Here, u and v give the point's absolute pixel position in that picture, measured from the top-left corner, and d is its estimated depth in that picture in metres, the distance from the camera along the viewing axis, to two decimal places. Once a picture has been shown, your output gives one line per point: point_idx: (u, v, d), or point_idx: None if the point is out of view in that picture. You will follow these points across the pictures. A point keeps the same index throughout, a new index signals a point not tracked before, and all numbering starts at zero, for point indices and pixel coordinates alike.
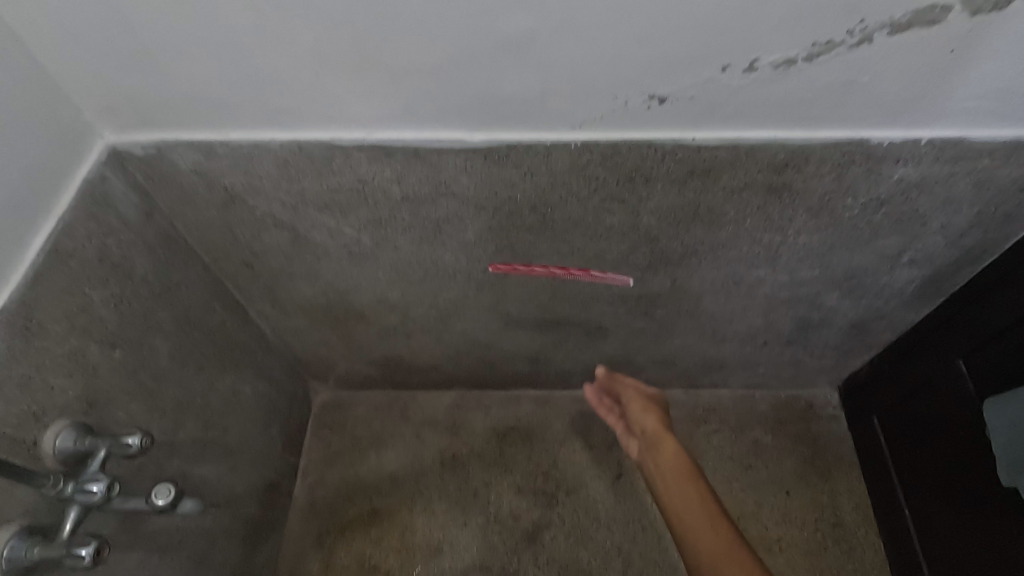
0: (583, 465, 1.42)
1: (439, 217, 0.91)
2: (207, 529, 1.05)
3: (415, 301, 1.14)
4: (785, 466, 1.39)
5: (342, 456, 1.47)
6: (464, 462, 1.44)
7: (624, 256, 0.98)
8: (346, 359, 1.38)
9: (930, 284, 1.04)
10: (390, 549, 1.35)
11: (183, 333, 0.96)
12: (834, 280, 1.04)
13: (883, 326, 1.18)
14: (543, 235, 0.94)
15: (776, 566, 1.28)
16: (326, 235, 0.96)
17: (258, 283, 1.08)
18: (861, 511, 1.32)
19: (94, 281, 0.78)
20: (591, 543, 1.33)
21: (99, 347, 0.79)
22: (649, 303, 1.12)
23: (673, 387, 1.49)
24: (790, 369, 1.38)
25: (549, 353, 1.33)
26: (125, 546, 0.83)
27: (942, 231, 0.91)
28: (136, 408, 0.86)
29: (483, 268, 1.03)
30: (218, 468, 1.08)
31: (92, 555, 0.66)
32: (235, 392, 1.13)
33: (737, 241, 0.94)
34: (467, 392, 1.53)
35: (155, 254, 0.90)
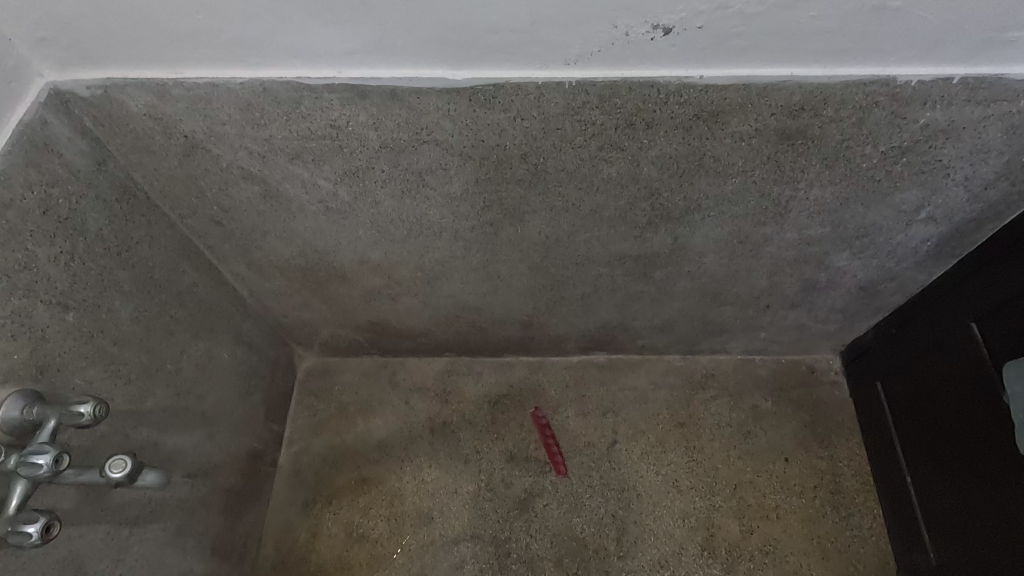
0: (577, 432, 1.38)
1: (422, 167, 0.83)
2: (183, 499, 1.01)
3: (399, 262, 1.07)
4: (784, 432, 1.35)
5: (328, 423, 1.43)
6: (455, 429, 1.40)
7: (622, 212, 0.92)
8: (330, 323, 1.32)
9: (946, 242, 0.98)
10: (379, 517, 1.31)
11: (147, 295, 0.90)
12: (845, 239, 0.98)
13: (892, 288, 1.12)
14: (534, 189, 0.87)
15: (773, 533, 1.25)
16: (299, 189, 0.88)
17: (230, 242, 1.01)
18: (862, 478, 1.29)
19: (38, 236, 0.71)
20: (585, 511, 1.29)
21: (48, 309, 0.72)
22: (648, 264, 1.06)
23: (670, 353, 1.44)
24: (792, 333, 1.33)
25: (542, 317, 1.27)
26: (89, 518, 0.78)
27: (965, 184, 0.84)
28: (96, 374, 0.80)
29: (470, 226, 0.96)
30: (193, 437, 1.03)
31: (39, 532, 0.59)
32: (211, 358, 1.07)
33: (745, 196, 0.87)
34: (458, 358, 1.48)
35: (111, 208, 0.82)
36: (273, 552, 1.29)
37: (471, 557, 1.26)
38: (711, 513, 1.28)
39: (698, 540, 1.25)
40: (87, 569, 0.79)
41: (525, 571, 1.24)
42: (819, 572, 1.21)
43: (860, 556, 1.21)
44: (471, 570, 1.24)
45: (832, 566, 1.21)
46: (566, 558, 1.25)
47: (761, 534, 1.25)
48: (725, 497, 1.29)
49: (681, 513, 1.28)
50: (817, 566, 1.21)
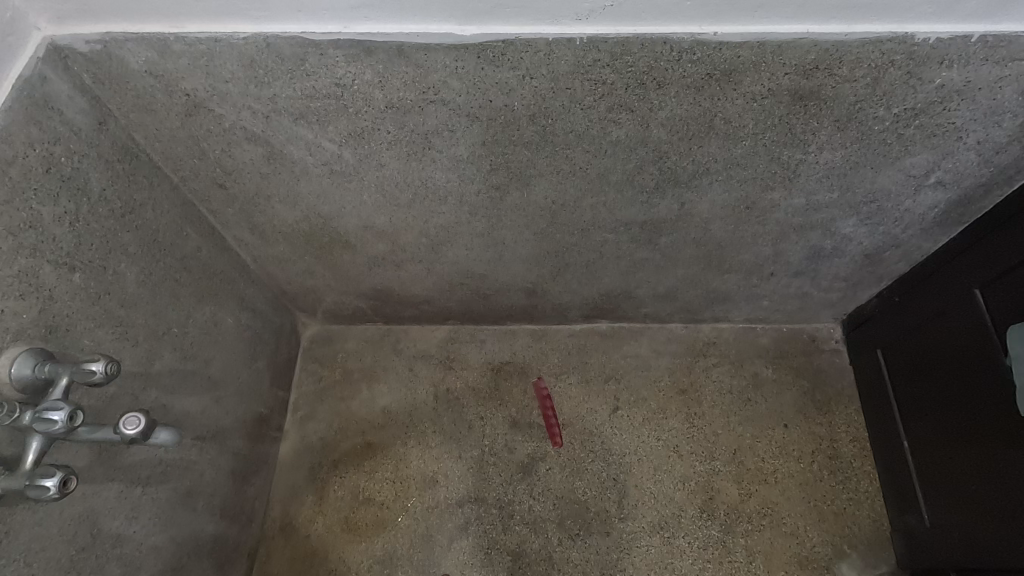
0: (579, 399, 1.40)
1: (428, 129, 0.82)
2: (193, 461, 1.02)
3: (404, 228, 1.06)
4: (784, 399, 1.37)
5: (333, 390, 1.44)
6: (458, 395, 1.41)
7: (629, 177, 0.91)
8: (333, 291, 1.32)
9: (954, 209, 0.98)
10: (384, 481, 1.33)
11: (152, 258, 0.89)
12: (853, 205, 0.97)
13: (896, 256, 1.12)
14: (542, 151, 0.85)
15: (771, 496, 1.28)
16: (303, 150, 0.87)
17: (234, 206, 1.00)
18: (859, 443, 1.31)
19: (43, 195, 0.70)
20: (586, 475, 1.32)
21: (54, 269, 0.72)
22: (653, 230, 1.06)
23: (673, 321, 1.45)
24: (794, 302, 1.33)
25: (546, 284, 1.27)
26: (102, 477, 0.80)
27: (977, 148, 0.84)
28: (104, 336, 0.80)
29: (476, 191, 0.95)
30: (201, 400, 1.04)
31: (56, 486, 0.60)
32: (216, 323, 1.08)
33: (754, 160, 0.87)
34: (461, 327, 1.49)
35: (113, 168, 0.81)
36: (281, 514, 1.32)
37: (475, 519, 1.28)
38: (710, 477, 1.30)
39: (698, 503, 1.28)
40: (102, 525, 0.81)
41: (528, 532, 1.27)
42: (815, 533, 1.24)
43: (856, 519, 1.24)
44: (476, 531, 1.27)
45: (827, 528, 1.24)
46: (568, 520, 1.27)
47: (760, 497, 1.27)
48: (725, 462, 1.31)
49: (681, 477, 1.30)
50: (813, 528, 1.24)
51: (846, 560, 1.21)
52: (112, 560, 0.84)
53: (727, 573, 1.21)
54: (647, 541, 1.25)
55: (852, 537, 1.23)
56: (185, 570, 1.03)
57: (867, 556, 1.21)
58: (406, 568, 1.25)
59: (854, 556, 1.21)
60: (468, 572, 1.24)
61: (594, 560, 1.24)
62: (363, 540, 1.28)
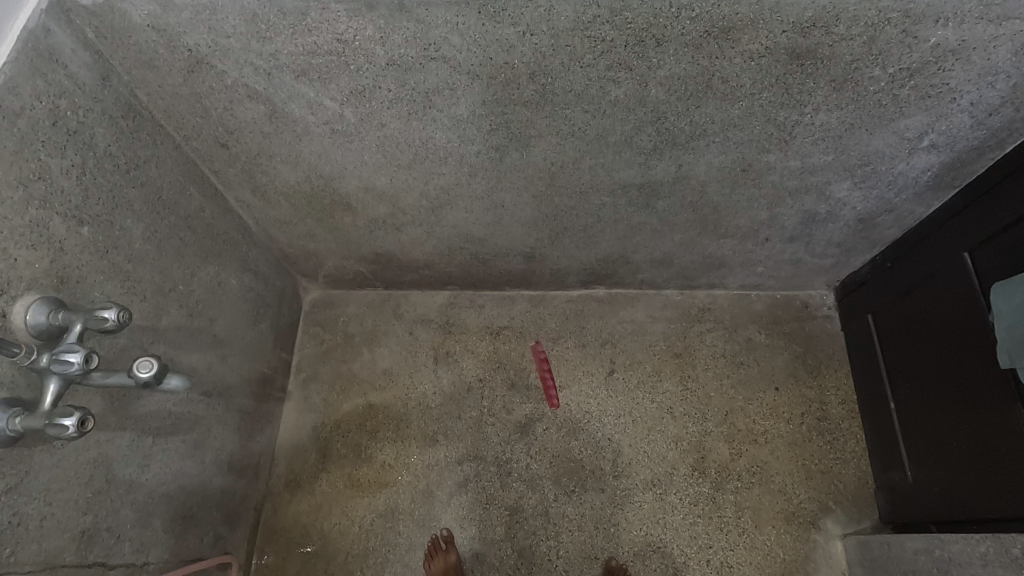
0: (576, 362, 1.43)
1: (429, 87, 0.82)
2: (200, 415, 1.06)
3: (404, 190, 1.07)
4: (776, 363, 1.40)
5: (334, 353, 1.47)
6: (458, 358, 1.44)
7: (627, 138, 0.92)
8: (334, 254, 1.33)
9: (946, 173, 0.99)
10: (385, 440, 1.37)
11: (157, 216, 0.91)
12: (847, 167, 0.98)
13: (889, 221, 1.14)
14: (541, 111, 0.86)
15: (761, 455, 1.32)
16: (304, 109, 0.87)
17: (236, 166, 1.01)
18: (848, 405, 1.35)
19: (50, 148, 0.71)
20: (583, 435, 1.35)
21: (63, 222, 0.74)
22: (651, 193, 1.07)
23: (669, 288, 1.47)
24: (788, 268, 1.35)
25: (545, 249, 1.29)
26: (114, 425, 0.83)
27: (970, 110, 0.84)
28: (113, 289, 0.83)
29: (476, 151, 0.96)
30: (207, 357, 1.07)
31: (75, 425, 0.63)
32: (220, 283, 1.10)
33: (750, 121, 0.88)
34: (460, 292, 1.51)
35: (117, 124, 0.82)
36: (285, 471, 1.36)
37: (474, 476, 1.33)
38: (702, 437, 1.34)
39: (690, 461, 1.32)
40: (115, 471, 0.85)
41: (525, 489, 1.31)
42: (802, 490, 1.28)
43: (841, 476, 1.29)
44: (474, 488, 1.32)
45: (814, 485, 1.29)
46: (564, 477, 1.32)
47: (750, 456, 1.32)
48: (717, 423, 1.35)
49: (674, 437, 1.34)
50: (801, 485, 1.29)
51: (830, 515, 1.26)
52: (126, 505, 0.88)
53: (715, 527, 1.26)
54: (639, 497, 1.29)
55: (837, 494, 1.28)
56: (195, 519, 1.07)
57: (851, 512, 1.26)
58: (407, 522, 1.29)
59: (838, 512, 1.26)
60: (466, 526, 1.29)
61: (588, 515, 1.28)
62: (365, 496, 1.32)
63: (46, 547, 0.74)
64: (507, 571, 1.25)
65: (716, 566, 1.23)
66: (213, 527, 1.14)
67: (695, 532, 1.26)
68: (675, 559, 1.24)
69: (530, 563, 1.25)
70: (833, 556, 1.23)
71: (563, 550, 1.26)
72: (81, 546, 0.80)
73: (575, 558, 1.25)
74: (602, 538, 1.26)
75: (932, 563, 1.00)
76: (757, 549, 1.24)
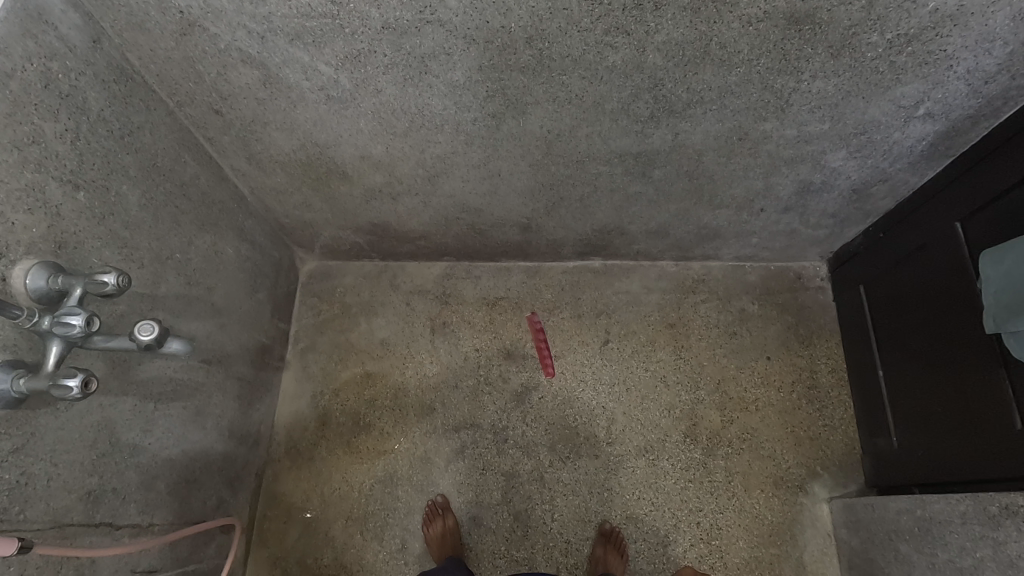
0: (571, 333, 1.44)
1: (425, 52, 0.81)
2: (201, 382, 1.07)
3: (400, 158, 1.07)
4: (768, 333, 1.42)
5: (332, 323, 1.48)
6: (455, 328, 1.46)
7: (624, 105, 0.92)
8: (331, 225, 1.33)
9: (940, 142, 0.99)
10: (384, 408, 1.39)
11: (152, 182, 0.91)
12: (843, 136, 0.98)
13: (883, 192, 1.15)
14: (537, 77, 0.86)
15: (751, 422, 1.35)
16: (299, 74, 0.86)
17: (230, 133, 1.00)
18: (838, 374, 1.38)
19: (43, 111, 0.71)
20: (577, 403, 1.38)
21: (59, 187, 0.74)
22: (647, 162, 1.07)
23: (664, 259, 1.48)
24: (782, 239, 1.36)
25: (541, 219, 1.29)
26: (116, 389, 0.85)
27: (966, 77, 0.84)
28: (111, 256, 0.83)
29: (472, 119, 0.96)
30: (206, 325, 1.08)
31: (79, 387, 0.64)
32: (216, 252, 1.10)
33: (748, 88, 0.87)
34: (457, 264, 1.52)
35: (109, 88, 0.81)
36: (285, 439, 1.38)
37: (471, 443, 1.35)
38: (695, 405, 1.37)
39: (682, 429, 1.35)
40: (119, 434, 0.86)
41: (521, 455, 1.34)
42: (791, 456, 1.32)
43: (829, 443, 1.32)
44: (471, 455, 1.34)
45: (803, 451, 1.32)
46: (559, 444, 1.34)
47: (741, 423, 1.35)
48: (709, 391, 1.38)
49: (667, 405, 1.37)
50: (790, 451, 1.32)
51: (818, 480, 1.30)
52: (130, 467, 0.90)
53: (706, 492, 1.29)
54: (633, 463, 1.32)
55: (825, 459, 1.31)
56: (198, 483, 1.09)
57: (838, 476, 1.30)
58: (405, 487, 1.32)
59: (825, 476, 1.30)
60: (463, 491, 1.32)
61: (583, 480, 1.31)
62: (364, 462, 1.35)
63: (55, 506, 0.76)
64: (503, 534, 1.28)
65: (706, 528, 1.27)
66: (216, 492, 1.17)
67: (686, 496, 1.29)
68: (667, 522, 1.28)
69: (526, 525, 1.28)
70: (819, 518, 1.27)
71: (557, 514, 1.29)
72: (88, 505, 0.82)
73: (569, 521, 1.28)
74: (596, 502, 1.29)
75: (914, 522, 1.04)
76: (746, 512, 1.28)
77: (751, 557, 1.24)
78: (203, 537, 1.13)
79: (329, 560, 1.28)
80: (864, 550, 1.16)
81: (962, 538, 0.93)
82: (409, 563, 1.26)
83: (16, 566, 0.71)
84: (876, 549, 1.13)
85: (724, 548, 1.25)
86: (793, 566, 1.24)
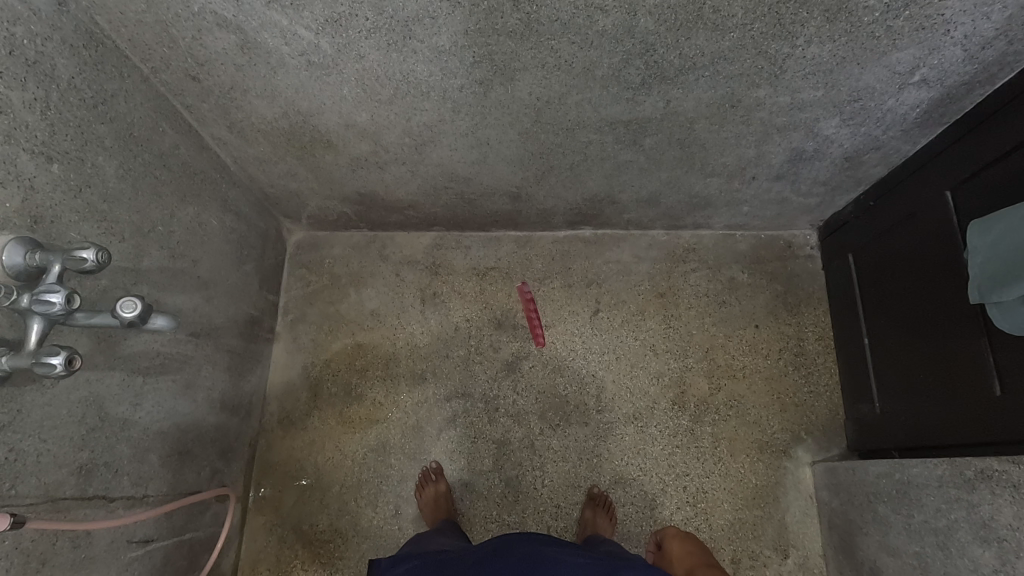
0: (561, 302, 1.45)
1: (408, 15, 0.78)
2: (190, 355, 1.07)
3: (386, 126, 1.04)
4: (756, 302, 1.43)
5: (321, 294, 1.47)
6: (445, 299, 1.46)
7: (614, 72, 0.89)
8: (317, 195, 1.31)
9: (934, 110, 0.97)
10: (375, 378, 1.40)
11: (129, 153, 0.88)
12: (836, 103, 0.96)
13: (875, 159, 1.13)
14: (526, 42, 0.83)
15: (738, 389, 1.37)
16: (278, 38, 0.83)
17: (209, 101, 0.97)
18: (824, 341, 1.39)
19: (8, 79, 0.68)
20: (568, 371, 1.39)
21: (31, 159, 0.72)
22: (638, 130, 1.05)
23: (655, 228, 1.47)
24: (773, 208, 1.36)
25: (530, 188, 1.27)
26: (103, 364, 0.84)
27: (963, 43, 0.82)
28: (89, 229, 0.81)
29: (459, 85, 0.93)
30: (193, 298, 1.07)
31: (63, 364, 0.63)
32: (200, 224, 1.08)
33: (741, 54, 0.85)
34: (446, 234, 1.50)
35: (79, 54, 0.78)
36: (278, 409, 1.39)
37: (462, 412, 1.37)
38: (683, 372, 1.38)
39: (670, 396, 1.37)
40: (108, 409, 0.87)
41: (511, 424, 1.36)
42: (776, 421, 1.35)
43: (813, 408, 1.35)
44: (462, 423, 1.36)
45: (788, 417, 1.35)
46: (549, 412, 1.36)
47: (728, 390, 1.37)
48: (697, 359, 1.39)
49: (655, 373, 1.39)
50: (775, 416, 1.35)
51: (802, 444, 1.33)
52: (121, 441, 0.90)
53: (692, 457, 1.32)
54: (622, 430, 1.35)
55: (809, 424, 1.34)
56: (191, 455, 1.10)
57: (822, 441, 1.33)
58: (398, 455, 1.34)
59: (809, 441, 1.33)
60: (455, 459, 1.34)
61: (572, 447, 1.34)
62: (357, 432, 1.36)
63: (45, 481, 0.77)
64: (495, 499, 1.31)
65: (693, 492, 1.30)
66: (209, 462, 1.18)
67: (673, 461, 1.32)
68: (654, 486, 1.31)
69: (517, 491, 1.31)
70: (801, 481, 1.31)
71: (548, 479, 1.32)
72: (81, 479, 0.83)
73: (559, 486, 1.31)
74: (585, 468, 1.32)
75: (892, 485, 1.07)
76: (731, 476, 1.31)
77: (735, 519, 1.28)
78: (198, 506, 1.15)
79: (324, 526, 1.30)
80: (843, 511, 1.20)
81: (938, 500, 0.97)
82: (402, 528, 1.29)
83: (10, 540, 0.72)
84: (854, 510, 1.17)
85: (709, 510, 1.29)
86: (775, 526, 1.28)
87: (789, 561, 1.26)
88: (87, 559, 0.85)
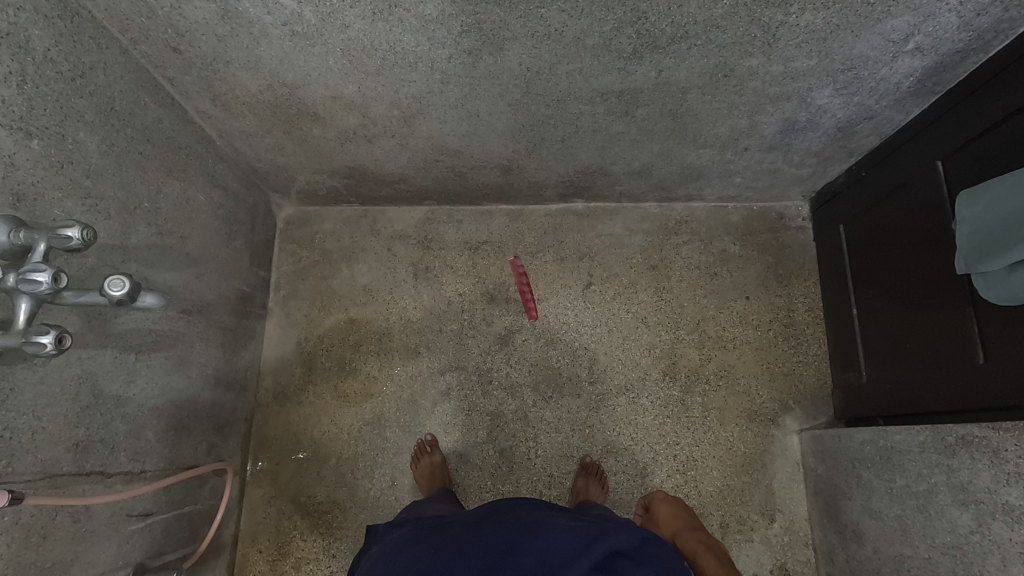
0: (554, 276, 1.45)
1: None
2: (182, 332, 1.07)
3: (373, 99, 1.02)
4: (748, 274, 1.44)
5: (313, 270, 1.47)
6: (438, 273, 1.45)
7: (605, 41, 0.88)
8: (306, 169, 1.29)
9: (928, 79, 0.96)
10: (369, 353, 1.41)
11: (110, 127, 0.86)
12: (830, 72, 0.95)
13: (868, 129, 1.13)
14: (515, 10, 0.81)
15: (727, 360, 1.39)
16: (260, 7, 0.80)
17: (191, 73, 0.95)
18: (814, 312, 1.41)
19: None
20: (561, 344, 1.40)
21: (10, 135, 0.70)
22: (630, 100, 1.04)
23: (647, 200, 1.47)
24: (766, 179, 1.35)
25: (521, 161, 1.26)
26: (94, 342, 0.84)
27: (959, 10, 0.80)
28: (74, 207, 0.80)
29: (448, 56, 0.91)
30: (182, 276, 1.06)
31: (53, 343, 0.63)
32: (187, 200, 1.07)
33: (734, 22, 0.83)
34: (438, 208, 1.49)
35: (53, 25, 0.75)
36: (272, 384, 1.40)
37: (456, 385, 1.38)
38: (674, 344, 1.40)
39: (661, 367, 1.38)
40: (102, 387, 0.87)
41: (505, 396, 1.37)
42: (765, 391, 1.37)
43: (802, 378, 1.37)
44: (456, 396, 1.38)
45: (776, 387, 1.37)
46: (542, 384, 1.38)
47: (718, 361, 1.39)
48: (688, 331, 1.41)
49: (647, 345, 1.40)
50: (764, 386, 1.37)
51: (789, 413, 1.36)
52: (116, 418, 0.91)
53: (683, 426, 1.35)
54: (614, 401, 1.37)
55: (796, 394, 1.37)
56: (187, 430, 1.11)
57: (809, 409, 1.35)
58: (394, 428, 1.36)
59: (796, 410, 1.36)
60: (451, 431, 1.36)
61: (565, 418, 1.36)
62: (352, 406, 1.38)
63: (42, 458, 0.77)
64: (489, 469, 1.33)
65: (683, 460, 1.33)
66: (206, 437, 1.19)
67: (664, 431, 1.35)
68: (646, 455, 1.33)
69: (511, 461, 1.34)
70: (789, 448, 1.34)
71: (540, 450, 1.34)
72: (78, 456, 0.84)
73: (552, 456, 1.34)
74: (577, 438, 1.35)
75: (876, 451, 1.10)
76: (721, 444, 1.34)
77: (724, 485, 1.32)
78: (196, 480, 1.16)
79: (322, 497, 1.33)
80: (829, 477, 1.23)
81: (919, 466, 0.99)
82: (399, 499, 1.32)
83: (10, 516, 0.73)
84: (839, 476, 1.20)
85: (699, 478, 1.32)
86: (763, 492, 1.31)
87: (775, 525, 1.30)
88: (88, 532, 0.87)
